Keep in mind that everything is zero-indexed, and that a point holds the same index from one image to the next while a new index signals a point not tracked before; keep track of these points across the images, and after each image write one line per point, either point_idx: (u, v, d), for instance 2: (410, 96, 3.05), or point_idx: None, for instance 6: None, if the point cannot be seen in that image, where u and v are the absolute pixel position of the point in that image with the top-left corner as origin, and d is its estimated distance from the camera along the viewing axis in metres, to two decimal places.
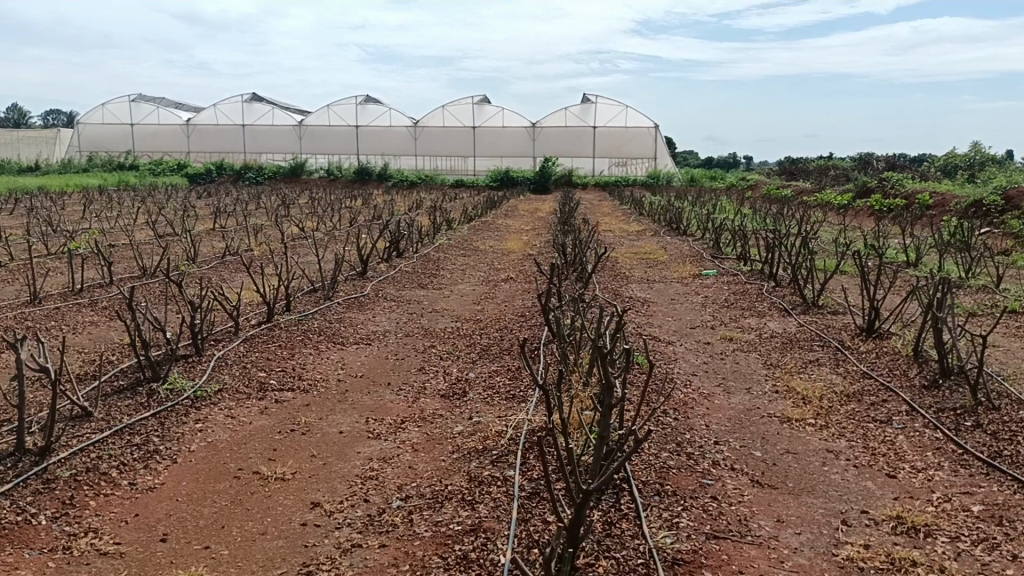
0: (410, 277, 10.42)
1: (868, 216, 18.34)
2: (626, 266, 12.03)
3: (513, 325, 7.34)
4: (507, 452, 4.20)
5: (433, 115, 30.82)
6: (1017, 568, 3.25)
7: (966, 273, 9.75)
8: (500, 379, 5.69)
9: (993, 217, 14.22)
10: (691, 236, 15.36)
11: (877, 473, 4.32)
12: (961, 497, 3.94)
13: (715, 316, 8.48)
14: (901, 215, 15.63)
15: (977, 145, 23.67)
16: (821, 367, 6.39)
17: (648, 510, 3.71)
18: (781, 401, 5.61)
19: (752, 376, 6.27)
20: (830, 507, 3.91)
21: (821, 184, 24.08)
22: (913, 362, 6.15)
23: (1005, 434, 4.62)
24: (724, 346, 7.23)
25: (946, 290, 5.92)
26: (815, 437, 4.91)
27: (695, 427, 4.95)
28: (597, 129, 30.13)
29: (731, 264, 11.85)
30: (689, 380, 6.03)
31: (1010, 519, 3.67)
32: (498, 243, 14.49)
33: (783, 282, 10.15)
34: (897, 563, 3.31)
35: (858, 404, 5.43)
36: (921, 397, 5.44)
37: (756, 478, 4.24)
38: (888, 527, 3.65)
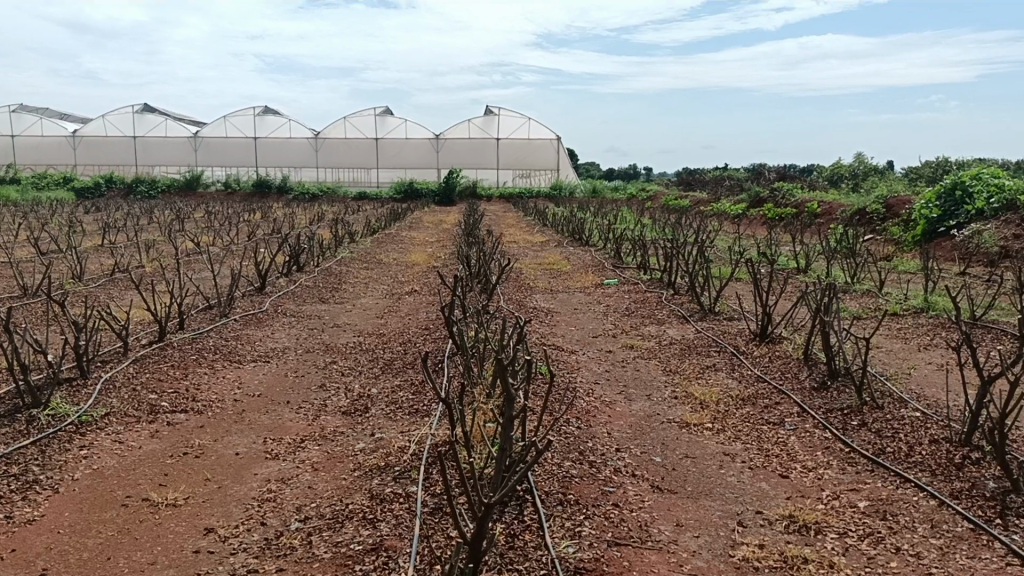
0: (311, 291, 10.22)
1: (761, 224, 19.02)
2: (530, 276, 12.12)
3: (416, 339, 7.28)
4: (410, 468, 4.14)
5: (334, 127, 30.43)
6: (900, 561, 3.40)
7: (852, 279, 10.21)
8: (403, 393, 5.62)
9: (876, 224, 14.94)
10: (593, 246, 15.59)
11: (771, 474, 4.45)
12: (848, 494, 4.10)
13: (617, 324, 8.62)
14: (791, 223, 16.28)
15: (860, 155, 24.89)
16: (718, 372, 6.57)
17: (551, 520, 3.72)
18: (681, 406, 5.73)
19: (652, 383, 6.38)
20: (727, 509, 4.01)
21: (717, 195, 24.86)
22: (804, 365, 6.38)
23: (888, 431, 4.85)
24: (626, 354, 7.35)
25: (833, 295, 6.17)
26: (713, 440, 5.04)
27: (597, 435, 5.00)
28: (501, 141, 30.30)
29: (632, 273, 12.09)
30: (592, 389, 6.09)
31: (893, 513, 3.84)
32: (402, 256, 14.37)
33: (682, 289, 10.41)
34: (790, 561, 3.41)
35: (752, 407, 5.60)
36: (811, 399, 5.65)
37: (656, 484, 4.31)
38: (781, 526, 3.76)
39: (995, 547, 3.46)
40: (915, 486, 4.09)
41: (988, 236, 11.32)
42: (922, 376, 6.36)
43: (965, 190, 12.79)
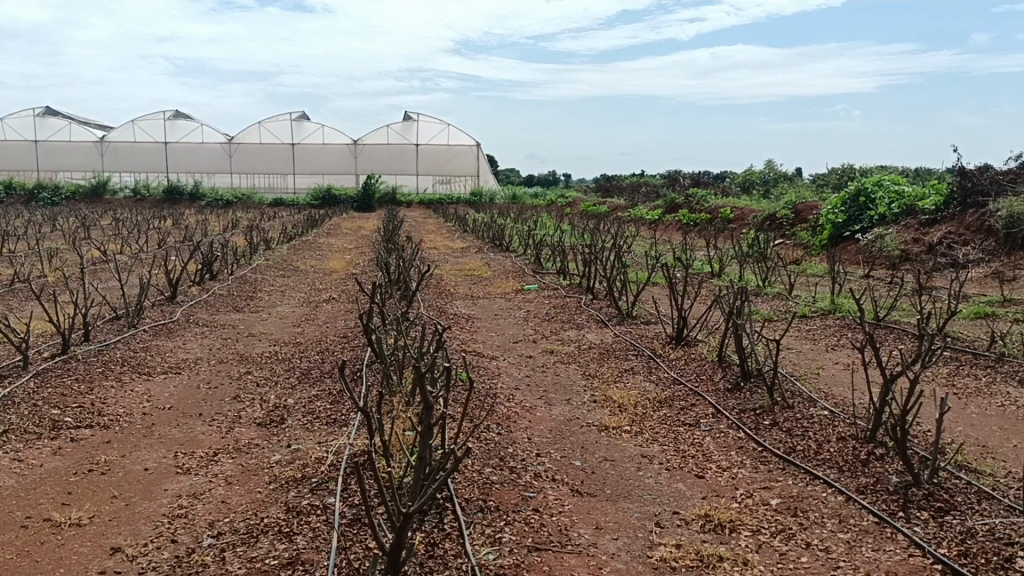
0: (225, 300, 9.97)
1: (677, 230, 19.42)
2: (450, 282, 12.09)
3: (334, 347, 7.16)
4: (328, 479, 4.06)
5: (248, 132, 29.81)
6: (810, 556, 3.50)
7: (763, 282, 10.51)
8: (321, 403, 5.52)
9: (786, 229, 15.44)
10: (514, 252, 15.65)
11: (687, 475, 4.53)
12: (762, 493, 4.20)
13: (537, 330, 8.66)
14: (705, 229, 16.68)
15: (771, 162, 25.70)
16: (636, 375, 6.67)
17: (471, 528, 3.70)
18: (600, 410, 5.79)
19: (572, 387, 6.43)
20: (645, 510, 4.07)
21: (634, 201, 25.29)
22: (718, 368, 6.53)
23: (798, 430, 5.00)
24: (546, 359, 7.40)
25: (745, 298, 6.32)
26: (631, 443, 5.10)
27: (518, 440, 5.01)
28: (420, 147, 30.15)
29: (552, 279, 12.18)
30: (512, 394, 6.10)
31: (804, 510, 3.95)
32: (320, 263, 14.15)
33: (600, 294, 10.55)
34: (706, 560, 3.47)
35: (669, 409, 5.70)
36: (725, 399, 5.78)
37: (576, 488, 4.34)
38: (698, 526, 3.84)
39: (898, 539, 3.60)
40: (824, 482, 4.22)
41: (889, 240, 11.82)
42: (829, 375, 6.59)
43: (867, 196, 13.33)
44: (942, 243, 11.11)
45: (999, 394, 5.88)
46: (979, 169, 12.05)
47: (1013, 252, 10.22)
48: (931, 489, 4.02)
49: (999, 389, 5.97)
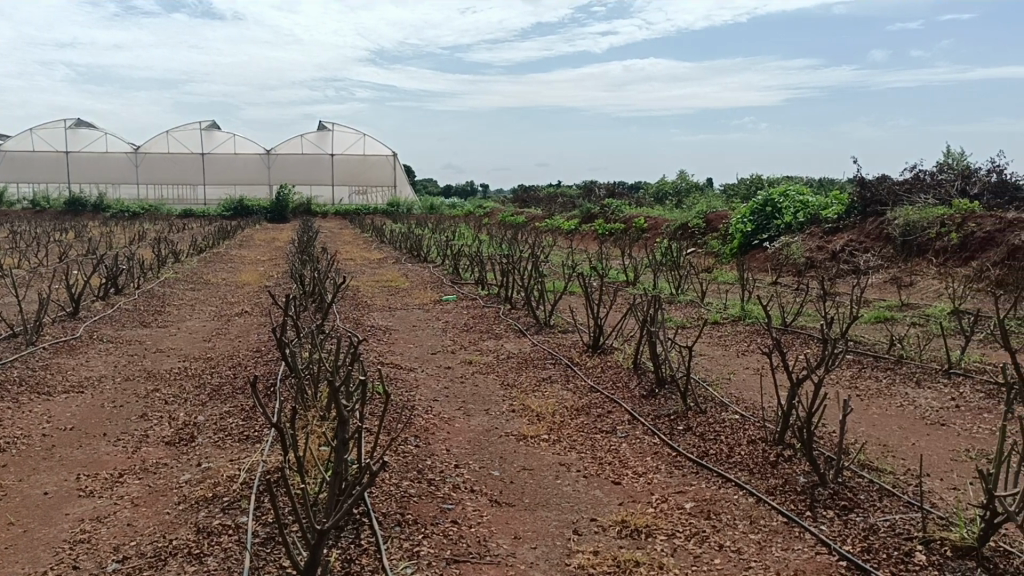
0: (131, 315, 9.62)
1: (592, 239, 19.66)
2: (367, 293, 11.96)
3: (246, 362, 6.99)
4: (240, 498, 3.96)
5: (156, 141, 28.98)
6: (723, 558, 3.58)
7: (676, 290, 10.74)
8: (233, 420, 5.38)
9: (698, 238, 15.80)
10: (431, 263, 15.60)
11: (604, 481, 4.59)
12: (676, 497, 4.28)
13: (456, 340, 8.64)
14: (621, 238, 16.97)
15: (683, 173, 26.32)
16: (554, 383, 6.72)
17: (388, 542, 3.66)
18: (518, 419, 5.81)
19: (490, 398, 6.42)
20: (562, 518, 4.10)
21: (551, 211, 25.52)
22: (634, 375, 6.64)
23: (711, 434, 5.12)
24: (464, 369, 7.38)
25: (658, 306, 6.45)
26: (549, 451, 5.14)
27: (436, 452, 4.99)
28: (335, 157, 29.84)
29: (470, 289, 12.18)
30: (431, 406, 6.07)
31: (717, 512, 4.04)
32: (232, 276, 13.81)
33: (518, 304, 10.60)
34: (624, 565, 3.52)
35: (586, 416, 5.76)
36: (641, 406, 5.88)
37: (494, 498, 4.34)
38: (615, 531, 3.88)
39: (806, 538, 3.71)
40: (736, 485, 4.33)
41: (795, 247, 12.25)
42: (740, 380, 6.77)
43: (775, 206, 13.76)
44: (844, 251, 11.56)
45: (898, 394, 6.15)
46: (877, 180, 12.60)
47: (910, 258, 10.72)
48: (836, 488, 4.17)
49: (898, 390, 6.25)
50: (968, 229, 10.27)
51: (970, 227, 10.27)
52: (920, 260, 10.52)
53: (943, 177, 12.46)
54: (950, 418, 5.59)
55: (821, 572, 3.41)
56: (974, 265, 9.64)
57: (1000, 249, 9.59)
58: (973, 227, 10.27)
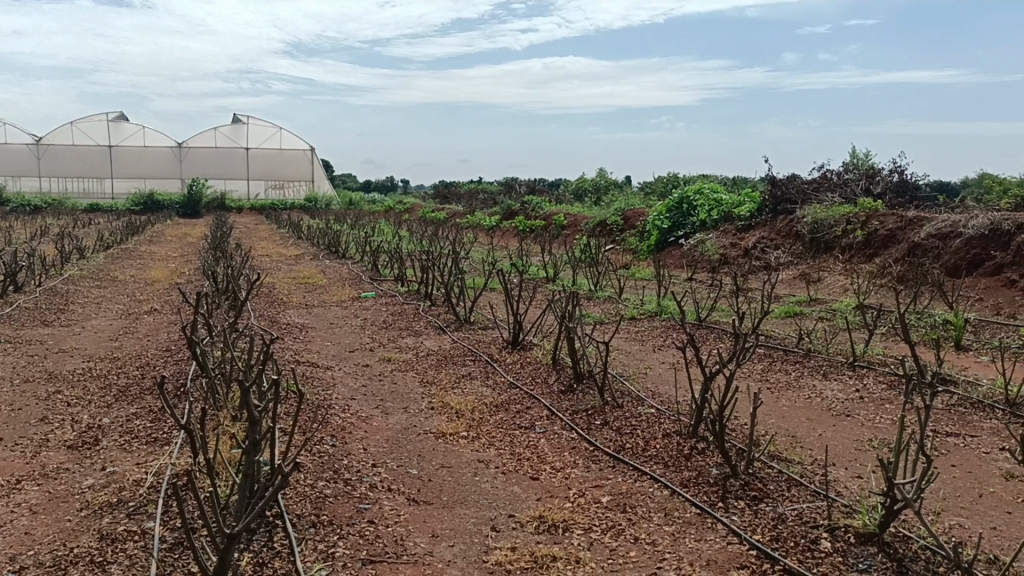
0: (31, 314, 9.19)
1: (513, 236, 19.69)
2: (284, 290, 11.72)
3: (154, 362, 6.76)
4: (146, 503, 3.82)
5: (60, 133, 27.84)
6: (639, 550, 3.63)
7: (595, 286, 10.85)
8: (139, 422, 5.19)
9: (616, 235, 16.01)
10: (350, 259, 15.37)
11: (522, 477, 4.59)
12: (593, 491, 4.32)
13: (375, 338, 8.54)
14: (541, 235, 17.07)
15: (602, 171, 26.66)
16: (473, 380, 6.70)
17: (302, 544, 3.59)
18: (437, 417, 5.77)
19: (409, 395, 6.36)
20: (480, 515, 4.08)
21: (472, 208, 25.51)
22: (552, 370, 6.68)
23: (627, 428, 5.18)
24: (382, 367, 7.29)
25: (577, 303, 6.50)
26: (467, 448, 5.11)
27: (353, 451, 4.93)
28: (250, 151, 29.16)
29: (389, 286, 12.05)
30: (348, 405, 5.98)
31: (632, 505, 4.10)
32: (141, 272, 13.33)
33: (438, 300, 10.54)
34: (541, 560, 3.52)
35: (505, 413, 5.76)
36: (559, 401, 5.92)
37: (412, 497, 4.30)
38: (532, 527, 3.89)
39: (719, 528, 3.79)
40: (651, 478, 4.40)
41: (709, 245, 12.53)
42: (655, 375, 6.88)
43: (690, 204, 14.04)
44: (756, 248, 11.88)
45: (806, 387, 6.35)
46: (787, 179, 12.97)
47: (817, 255, 11.09)
48: (747, 479, 4.28)
49: (807, 382, 6.45)
50: (872, 227, 10.68)
51: (873, 225, 10.68)
52: (827, 256, 10.90)
53: (849, 177, 12.92)
54: (854, 409, 5.80)
55: (732, 562, 3.49)
56: (877, 261, 10.03)
57: (901, 246, 10.00)
58: (876, 225, 10.67)
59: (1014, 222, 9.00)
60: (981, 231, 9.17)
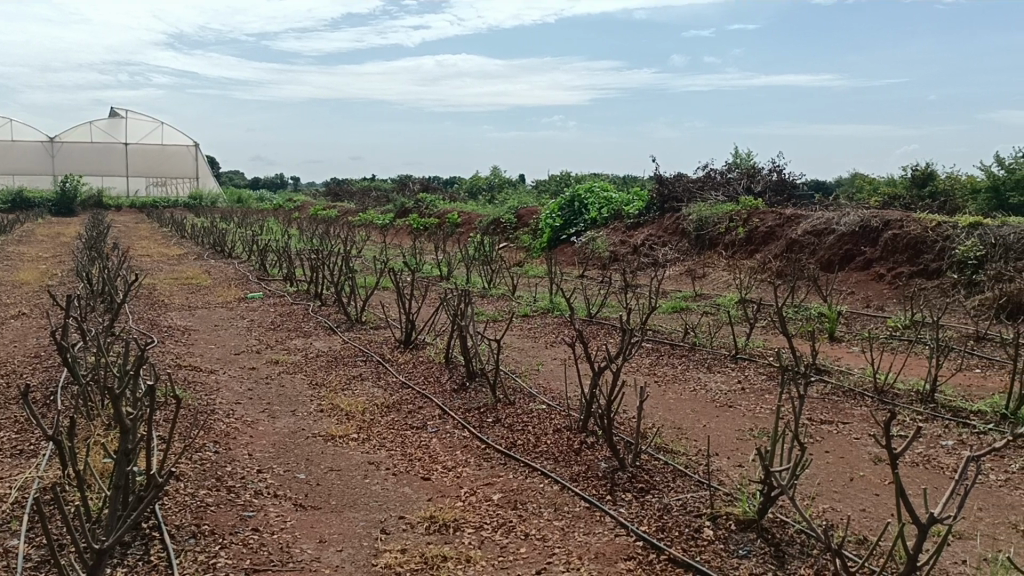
0: None
1: (406, 234, 19.52)
2: (165, 291, 11.25)
3: (21, 370, 6.36)
4: (10, 520, 3.58)
5: None
6: (529, 546, 3.65)
7: (488, 284, 10.87)
8: (4, 433, 4.86)
9: (509, 233, 16.10)
10: (236, 259, 14.91)
11: (413, 478, 4.54)
12: (484, 489, 4.31)
13: (261, 340, 8.29)
14: (434, 233, 17.01)
15: (496, 169, 26.79)
16: (364, 381, 6.60)
17: (181, 556, 3.44)
18: (326, 419, 5.64)
19: (297, 398, 6.21)
20: (370, 518, 4.01)
21: (365, 206, 25.18)
22: (445, 369, 6.65)
23: (518, 425, 5.21)
24: (270, 369, 7.09)
25: (469, 301, 6.48)
26: (357, 451, 5.02)
27: (237, 458, 4.76)
28: (129, 147, 27.94)
29: (277, 286, 11.73)
30: (232, 409, 5.78)
31: (523, 502, 4.11)
32: (7, 274, 12.56)
33: (328, 300, 10.34)
34: (431, 561, 3.49)
35: (396, 413, 5.69)
36: (451, 399, 5.90)
37: (299, 502, 4.19)
38: (422, 528, 3.85)
39: (607, 521, 3.84)
40: (542, 474, 4.42)
41: (600, 242, 12.75)
42: (547, 371, 6.95)
43: (581, 202, 14.25)
44: (645, 245, 12.16)
45: (691, 379, 6.54)
46: (674, 178, 13.35)
47: (702, 252, 11.43)
48: (635, 471, 4.36)
49: (692, 375, 6.65)
50: (752, 224, 11.09)
51: (753, 222, 11.09)
52: (711, 252, 11.25)
53: (731, 176, 13.39)
54: (737, 400, 6.00)
55: (620, 553, 3.54)
56: (758, 258, 10.43)
57: (779, 243, 10.43)
58: (756, 222, 11.09)
59: (881, 219, 9.50)
60: (852, 227, 9.66)
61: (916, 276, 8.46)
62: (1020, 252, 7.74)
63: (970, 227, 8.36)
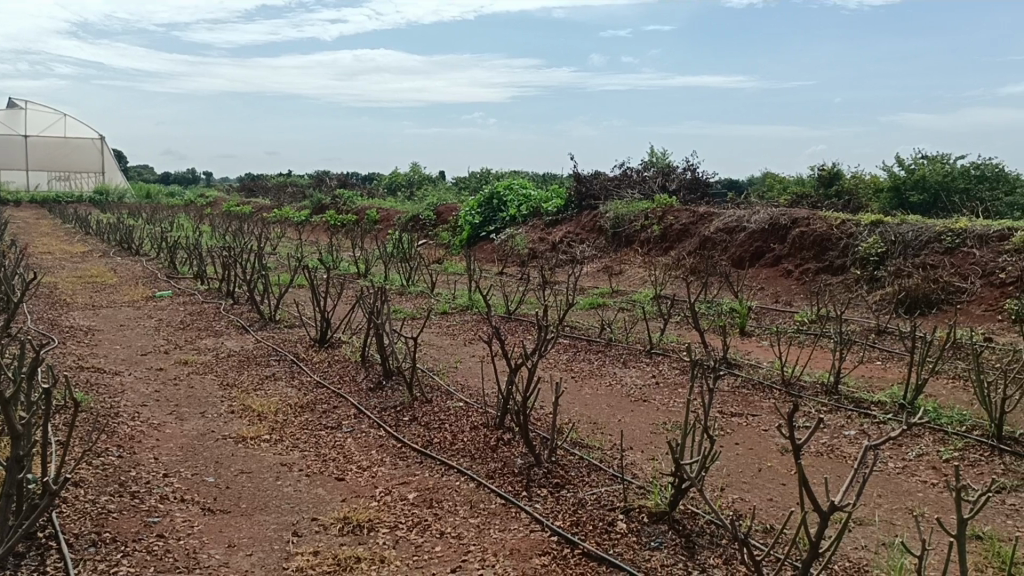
0: None
1: (324, 231, 19.19)
2: (66, 290, 10.78)
3: None
4: None
5: None
6: (444, 544, 3.62)
7: (406, 281, 10.77)
8: None
9: (428, 230, 16.00)
10: (145, 256, 14.40)
11: (327, 479, 4.46)
12: (400, 488, 4.26)
13: (170, 339, 8.02)
14: (351, 230, 16.79)
15: (416, 166, 26.61)
16: (278, 381, 6.45)
17: (80, 565, 3.29)
18: (237, 420, 5.49)
19: (207, 399, 6.03)
20: (281, 521, 3.92)
21: (281, 203, 24.67)
22: (361, 368, 6.56)
23: (435, 423, 5.17)
24: (178, 370, 6.86)
25: (385, 298, 6.40)
26: (269, 452, 4.90)
27: (142, 462, 4.59)
28: (30, 139, 26.75)
29: (187, 284, 11.38)
30: (138, 412, 5.57)
31: (439, 500, 4.08)
32: None
33: (241, 299, 10.08)
34: (344, 562, 3.43)
35: (310, 413, 5.58)
36: (367, 398, 5.82)
37: (207, 506, 4.07)
38: (336, 529, 3.78)
39: (522, 517, 3.85)
40: (458, 471, 4.40)
41: (519, 240, 12.79)
42: (465, 368, 6.92)
43: (500, 199, 14.25)
44: (563, 242, 12.25)
45: (607, 374, 6.61)
46: (591, 176, 13.48)
47: (619, 249, 11.57)
48: (550, 467, 4.38)
49: (608, 370, 6.72)
50: (667, 222, 11.28)
51: (668, 220, 11.28)
52: (628, 250, 11.41)
53: (647, 175, 13.60)
54: (651, 394, 6.09)
55: (534, 549, 3.54)
56: (672, 255, 10.63)
57: (693, 240, 10.65)
58: (671, 220, 11.28)
59: (789, 217, 9.79)
60: (762, 225, 9.92)
61: (822, 273, 8.75)
62: (918, 248, 8.08)
63: (872, 224, 8.68)
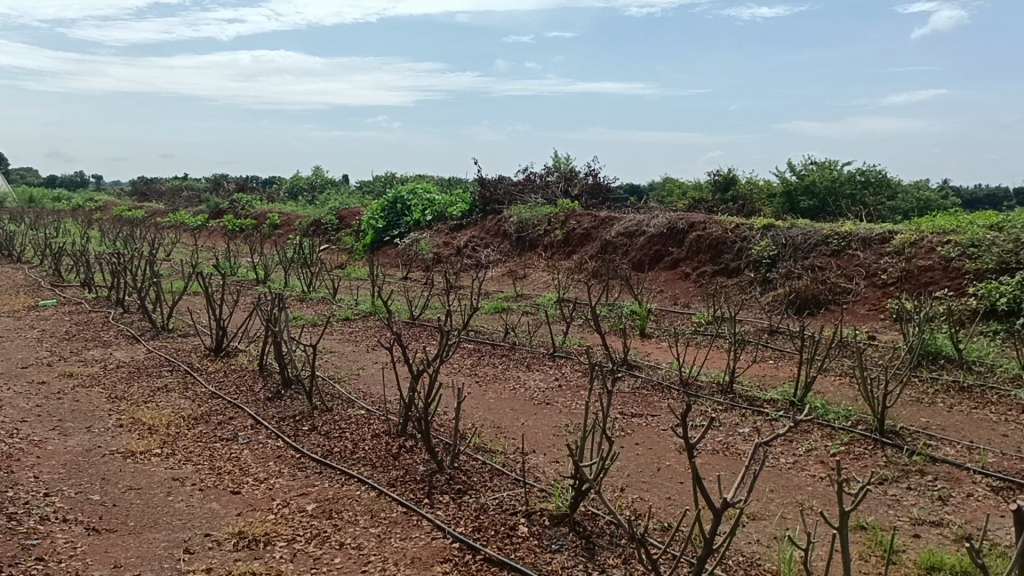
0: None
1: (221, 236, 18.62)
2: None
3: None
4: None
5: None
6: (343, 555, 3.54)
7: (307, 288, 10.54)
8: None
9: (331, 235, 15.73)
10: (27, 264, 13.65)
11: (222, 492, 4.31)
12: (298, 500, 4.16)
13: (53, 351, 7.62)
14: (250, 235, 16.35)
15: (318, 170, 26.10)
16: (170, 392, 6.20)
17: None
18: (125, 435, 5.25)
19: (94, 413, 5.74)
20: (172, 538, 3.77)
21: (175, 207, 23.80)
22: (259, 377, 6.38)
23: (336, 432, 5.07)
24: (62, 383, 6.52)
25: (282, 305, 6.24)
26: (160, 467, 4.71)
27: (21, 482, 4.34)
28: None
29: (74, 293, 10.85)
30: (17, 429, 5.27)
31: (339, 511, 3.99)
32: None
33: (131, 307, 9.66)
34: None
35: (204, 425, 5.39)
36: (265, 408, 5.66)
37: (92, 525, 3.87)
38: (230, 545, 3.65)
39: (423, 524, 3.81)
40: (358, 480, 4.32)
41: (423, 244, 12.70)
42: (367, 375, 6.82)
43: (404, 203, 14.12)
44: (468, 247, 12.24)
45: (511, 378, 6.62)
46: (495, 180, 13.52)
47: (523, 253, 11.63)
48: (452, 473, 4.35)
49: (511, 374, 6.73)
50: (570, 227, 11.41)
51: (571, 224, 11.40)
52: (531, 253, 11.47)
53: (550, 179, 13.71)
54: (553, 397, 6.14)
55: (436, 556, 3.50)
56: (575, 258, 10.75)
57: (595, 244, 10.80)
58: (574, 224, 11.40)
59: (687, 221, 10.03)
60: (661, 229, 10.14)
61: (718, 275, 9.00)
62: (807, 250, 8.41)
63: (765, 228, 8.98)
